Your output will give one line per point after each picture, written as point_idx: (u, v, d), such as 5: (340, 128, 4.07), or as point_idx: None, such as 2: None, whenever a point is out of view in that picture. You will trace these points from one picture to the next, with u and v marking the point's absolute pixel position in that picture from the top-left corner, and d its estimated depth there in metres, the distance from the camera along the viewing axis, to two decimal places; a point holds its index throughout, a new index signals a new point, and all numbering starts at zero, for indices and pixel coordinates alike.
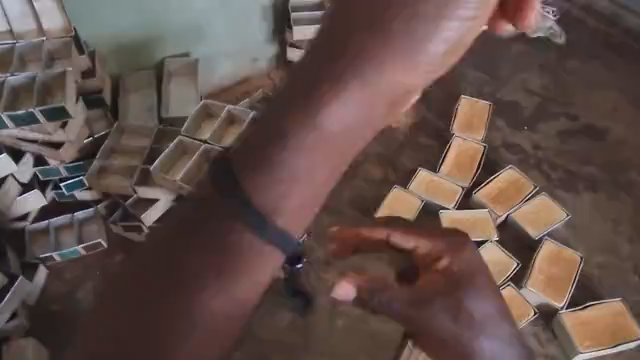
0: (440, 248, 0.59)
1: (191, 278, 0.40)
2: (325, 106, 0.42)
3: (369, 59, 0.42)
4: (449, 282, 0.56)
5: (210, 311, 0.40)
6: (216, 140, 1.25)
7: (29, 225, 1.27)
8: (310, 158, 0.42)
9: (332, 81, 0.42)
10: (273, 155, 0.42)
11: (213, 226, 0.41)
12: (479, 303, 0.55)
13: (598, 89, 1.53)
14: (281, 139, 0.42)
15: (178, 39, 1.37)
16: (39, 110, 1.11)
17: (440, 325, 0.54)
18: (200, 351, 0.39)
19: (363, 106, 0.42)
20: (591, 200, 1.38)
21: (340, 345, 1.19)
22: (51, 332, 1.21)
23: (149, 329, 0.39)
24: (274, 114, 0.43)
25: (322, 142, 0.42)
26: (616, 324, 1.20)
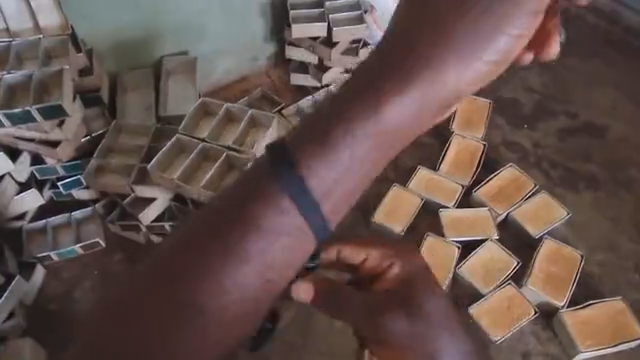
0: (389, 255, 0.57)
1: (200, 263, 0.35)
2: (377, 107, 0.37)
3: (430, 58, 0.37)
4: (400, 289, 0.54)
5: (222, 301, 0.34)
6: (214, 138, 1.25)
7: (27, 224, 1.26)
8: (355, 155, 0.37)
9: (388, 80, 0.37)
10: (318, 149, 0.37)
11: (234, 217, 0.36)
12: (430, 304, 0.54)
13: (598, 86, 1.53)
14: (325, 141, 0.37)
15: (176, 37, 1.36)
16: (36, 109, 1.10)
17: (394, 328, 0.53)
18: (207, 346, 0.34)
19: (422, 108, 0.37)
20: (591, 198, 1.38)
21: (339, 344, 1.19)
22: (48, 332, 1.20)
23: (153, 321, 0.34)
24: (320, 113, 0.38)
25: (373, 140, 0.37)
26: (616, 323, 1.19)
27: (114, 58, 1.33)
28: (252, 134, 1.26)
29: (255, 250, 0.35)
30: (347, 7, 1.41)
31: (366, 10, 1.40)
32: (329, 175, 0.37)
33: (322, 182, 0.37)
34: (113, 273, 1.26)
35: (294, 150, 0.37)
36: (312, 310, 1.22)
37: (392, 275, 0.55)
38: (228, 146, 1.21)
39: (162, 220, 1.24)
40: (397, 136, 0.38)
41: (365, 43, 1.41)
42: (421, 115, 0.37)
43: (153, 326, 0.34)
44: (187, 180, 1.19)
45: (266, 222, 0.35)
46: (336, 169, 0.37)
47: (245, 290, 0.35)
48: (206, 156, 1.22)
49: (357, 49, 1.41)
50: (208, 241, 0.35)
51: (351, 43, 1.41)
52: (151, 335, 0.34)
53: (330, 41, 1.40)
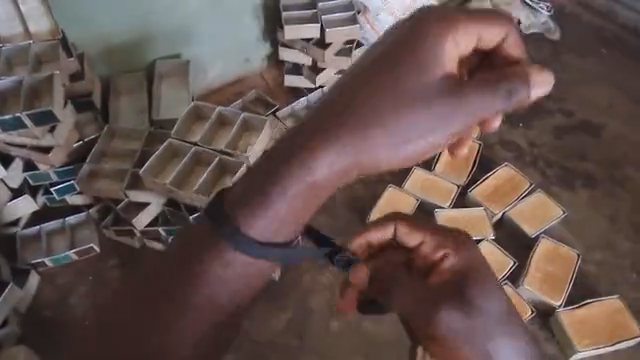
0: (445, 245, 0.59)
1: (190, 270, 0.51)
2: (314, 161, 0.49)
3: (361, 130, 0.48)
4: (452, 280, 0.57)
5: (207, 295, 0.51)
6: (207, 142, 1.24)
7: (20, 230, 1.25)
8: (288, 203, 0.50)
9: (324, 140, 0.48)
10: (261, 197, 0.50)
11: (213, 241, 0.51)
12: (486, 300, 0.56)
13: (593, 85, 1.52)
14: (276, 182, 0.50)
15: (168, 40, 1.35)
16: (26, 115, 1.10)
17: (448, 321, 0.55)
18: (194, 326, 0.50)
19: (349, 166, 0.49)
20: (587, 197, 1.37)
21: (335, 347, 1.18)
22: (44, 339, 1.19)
23: (157, 308, 0.51)
24: (277, 157, 0.50)
25: (302, 194, 0.50)
26: (614, 322, 1.19)
27: (106, 63, 1.32)
28: (245, 138, 1.25)
29: (216, 282, 0.51)
30: (340, 8, 1.40)
31: (358, 11, 1.39)
32: (266, 217, 0.50)
33: (262, 225, 0.50)
34: (108, 279, 1.26)
35: (249, 191, 0.51)
36: (308, 313, 1.22)
37: (446, 267, 0.58)
38: (221, 150, 1.21)
39: (156, 225, 1.23)
40: (321, 191, 0.50)
41: (358, 43, 1.42)
42: (348, 170, 0.49)
43: (154, 325, 0.50)
44: (179, 185, 1.19)
45: (220, 262, 0.51)
46: (272, 216, 0.50)
47: (209, 307, 0.51)
48: (199, 160, 1.22)
49: (351, 50, 1.41)
50: (194, 253, 0.51)
51: (345, 43, 1.41)
52: (157, 316, 0.50)
53: (323, 43, 1.40)
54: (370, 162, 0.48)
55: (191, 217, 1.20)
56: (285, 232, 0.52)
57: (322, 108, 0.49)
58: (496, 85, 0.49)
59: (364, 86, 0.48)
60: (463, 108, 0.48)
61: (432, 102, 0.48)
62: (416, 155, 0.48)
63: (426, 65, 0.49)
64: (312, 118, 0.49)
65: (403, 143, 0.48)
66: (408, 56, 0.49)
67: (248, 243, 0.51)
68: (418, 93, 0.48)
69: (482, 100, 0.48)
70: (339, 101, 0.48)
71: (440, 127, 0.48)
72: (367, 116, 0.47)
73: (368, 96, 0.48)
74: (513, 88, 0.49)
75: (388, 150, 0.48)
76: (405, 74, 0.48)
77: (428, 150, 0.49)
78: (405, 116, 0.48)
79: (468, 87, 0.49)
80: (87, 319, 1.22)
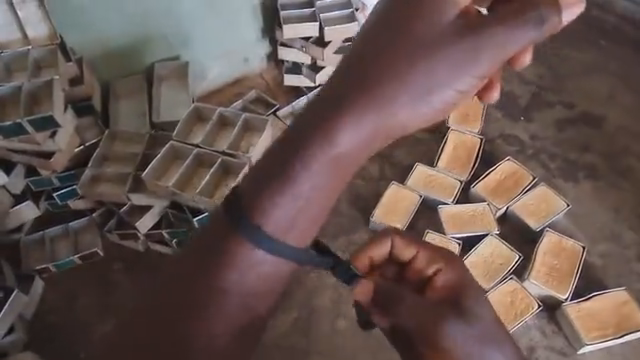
0: (437, 260, 0.63)
1: (222, 263, 0.53)
2: (338, 133, 0.50)
3: (382, 95, 0.49)
4: (448, 291, 0.60)
5: (244, 285, 0.53)
6: (209, 144, 1.23)
7: (25, 236, 1.25)
8: (312, 182, 0.51)
9: (345, 112, 0.49)
10: (286, 175, 0.51)
11: (240, 233, 0.53)
12: (481, 307, 0.60)
13: (594, 76, 1.52)
14: (298, 159, 0.51)
15: (167, 43, 1.35)
16: (27, 121, 1.10)
17: (451, 329, 0.57)
18: (236, 315, 0.53)
19: (374, 132, 0.50)
20: (591, 189, 1.37)
21: (343, 345, 1.18)
22: (50, 344, 1.19)
23: (195, 301, 0.53)
24: (296, 136, 0.51)
25: (329, 168, 0.51)
26: (622, 314, 1.18)
27: (105, 66, 1.32)
28: (247, 138, 1.24)
29: (239, 282, 0.53)
30: (338, 6, 1.40)
31: (357, 8, 1.39)
32: (290, 201, 0.52)
33: (283, 209, 0.52)
34: (114, 282, 1.25)
35: (271, 173, 0.52)
36: (314, 312, 1.21)
37: (441, 280, 0.62)
38: (222, 151, 1.20)
39: (160, 228, 1.23)
40: (349, 163, 0.52)
41: None
42: (374, 136, 0.50)
43: (196, 316, 0.53)
44: (182, 188, 1.18)
45: (242, 259, 0.53)
46: (297, 193, 0.51)
47: (245, 296, 0.53)
48: (201, 162, 1.21)
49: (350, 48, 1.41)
50: (223, 247, 0.53)
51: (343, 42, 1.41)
52: (197, 307, 0.53)
53: (323, 41, 1.39)
54: (396, 124, 0.50)
55: (195, 219, 1.19)
56: (314, 208, 0.53)
57: (339, 80, 0.50)
58: (524, 14, 0.49)
59: (378, 49, 0.50)
60: (485, 52, 0.49)
61: (452, 51, 0.49)
62: (445, 105, 0.49)
63: (438, 15, 0.50)
64: (328, 94, 0.51)
65: (428, 97, 0.49)
66: (419, 9, 0.50)
67: (268, 240, 0.52)
68: (430, 51, 0.49)
69: (503, 39, 0.49)
70: (355, 70, 0.50)
71: (465, 73, 0.49)
72: (386, 79, 0.49)
73: (385, 59, 0.49)
74: (541, 16, 0.49)
75: (415, 107, 0.49)
76: (420, 29, 0.50)
77: (455, 100, 0.50)
78: (428, 70, 0.49)
79: (486, 28, 0.49)
80: (94, 323, 1.21)
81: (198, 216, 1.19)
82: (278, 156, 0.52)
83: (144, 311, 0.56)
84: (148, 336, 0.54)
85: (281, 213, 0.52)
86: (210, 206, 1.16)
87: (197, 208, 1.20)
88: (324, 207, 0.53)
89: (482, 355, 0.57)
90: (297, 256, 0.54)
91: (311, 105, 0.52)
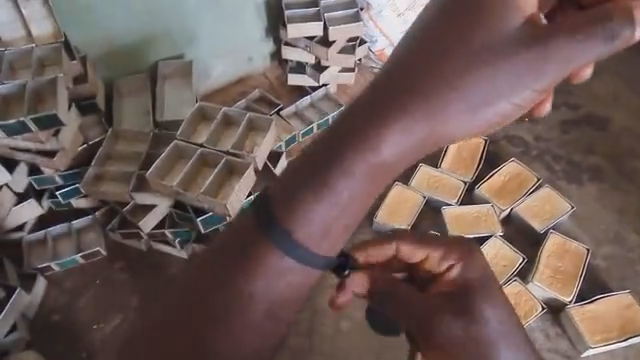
0: (450, 256, 0.66)
1: (248, 269, 0.52)
2: (384, 140, 0.48)
3: (435, 102, 0.47)
4: (457, 292, 0.64)
5: (270, 292, 0.52)
6: (213, 143, 1.22)
7: (27, 235, 1.25)
8: (352, 188, 0.50)
9: (393, 118, 0.48)
10: (325, 179, 0.50)
11: (270, 239, 0.52)
12: (489, 308, 0.64)
13: (598, 78, 1.51)
14: (340, 164, 0.50)
15: (171, 41, 1.34)
16: (31, 119, 1.08)
17: (452, 330, 0.63)
18: (263, 319, 0.53)
19: (423, 140, 0.48)
20: (595, 191, 1.36)
21: (345, 346, 1.18)
22: (52, 343, 1.19)
23: (219, 307, 0.52)
24: (340, 139, 0.50)
25: (369, 174, 0.50)
26: (626, 317, 1.18)
27: (109, 64, 1.32)
28: (251, 138, 1.23)
29: (266, 289, 0.52)
30: (342, 6, 1.39)
31: (361, 8, 1.39)
32: (327, 206, 0.51)
33: (320, 215, 0.51)
34: (116, 282, 1.25)
35: (312, 174, 0.51)
36: (316, 313, 1.21)
37: (451, 276, 0.65)
38: (227, 151, 1.20)
39: (163, 227, 1.22)
40: (389, 171, 0.50)
41: (361, 40, 1.42)
42: (421, 145, 0.49)
43: (219, 323, 0.52)
44: (186, 187, 1.18)
45: (271, 268, 0.52)
46: (337, 198, 0.51)
47: (271, 303, 0.52)
48: (205, 161, 1.20)
49: (354, 47, 1.41)
50: (252, 254, 0.52)
51: (347, 41, 1.41)
52: (221, 314, 0.52)
53: (327, 41, 1.38)
54: (444, 134, 0.48)
55: (198, 219, 1.18)
56: (350, 214, 0.52)
57: (388, 83, 0.49)
58: (592, 28, 0.47)
59: (432, 54, 0.48)
60: (550, 63, 0.47)
61: (512, 60, 0.47)
62: (497, 118, 0.48)
63: (500, 22, 0.48)
64: (376, 98, 0.49)
65: (480, 107, 0.47)
66: (479, 14, 0.48)
67: (299, 247, 0.52)
68: (491, 59, 0.47)
69: (570, 52, 0.47)
70: (405, 75, 0.48)
71: (524, 86, 0.47)
72: (439, 86, 0.47)
73: (440, 65, 0.48)
74: (610, 30, 0.46)
75: (465, 117, 0.47)
76: (479, 36, 0.48)
77: (509, 113, 0.48)
78: (486, 78, 0.47)
79: (552, 39, 0.47)
80: (95, 322, 1.21)
81: (202, 217, 1.18)
82: (316, 160, 0.51)
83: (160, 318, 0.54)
84: (162, 343, 0.53)
85: (320, 218, 0.51)
86: (213, 206, 1.15)
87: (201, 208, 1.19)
88: (359, 214, 0.52)
89: (484, 351, 0.63)
90: (323, 264, 0.53)
91: (356, 106, 0.50)
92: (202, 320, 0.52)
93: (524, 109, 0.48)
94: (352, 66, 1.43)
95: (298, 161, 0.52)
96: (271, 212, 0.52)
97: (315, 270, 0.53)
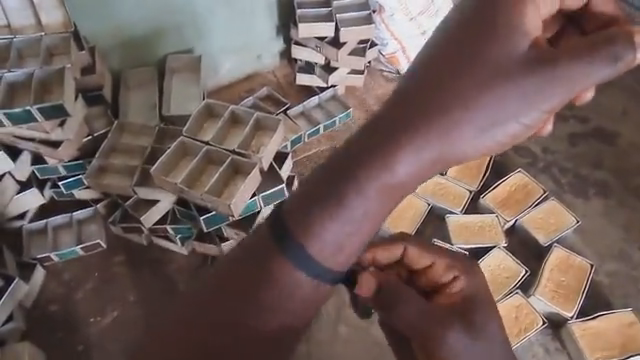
0: (454, 268, 0.67)
1: (267, 275, 0.52)
2: (398, 160, 0.48)
3: (447, 122, 0.47)
4: (461, 301, 0.66)
5: (286, 299, 0.52)
6: (219, 141, 1.21)
7: (27, 224, 1.24)
8: (366, 206, 0.50)
9: (407, 138, 0.48)
10: (340, 196, 0.50)
11: (287, 248, 0.52)
12: (488, 321, 0.65)
13: (609, 91, 1.50)
14: (355, 182, 0.49)
15: (179, 35, 1.34)
16: (36, 108, 1.07)
17: (453, 339, 0.63)
18: (276, 326, 0.52)
19: (436, 160, 0.48)
20: (601, 206, 1.35)
21: (343, 351, 1.17)
22: (48, 334, 1.18)
23: (235, 311, 0.52)
24: (355, 158, 0.50)
25: (383, 193, 0.50)
26: (627, 335, 1.17)
27: (118, 56, 1.31)
28: (258, 137, 1.22)
29: (283, 295, 0.52)
30: (355, 7, 1.37)
31: (373, 10, 1.38)
32: (340, 224, 0.51)
33: (334, 232, 0.51)
34: (116, 275, 1.25)
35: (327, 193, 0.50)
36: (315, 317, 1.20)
37: (457, 287, 0.67)
38: (233, 150, 1.18)
39: (164, 223, 1.21)
40: (401, 190, 0.50)
41: (372, 43, 1.41)
42: (435, 164, 0.48)
43: (234, 327, 0.51)
44: (190, 185, 1.16)
45: (288, 278, 0.52)
46: (351, 215, 0.50)
47: (286, 310, 0.52)
48: (210, 159, 1.19)
49: (364, 50, 1.40)
50: (267, 260, 0.53)
51: (359, 43, 1.39)
52: (237, 319, 0.52)
53: (338, 42, 1.37)
54: (455, 155, 0.48)
55: (201, 218, 1.17)
56: (363, 232, 0.51)
57: (398, 102, 0.48)
58: (596, 51, 0.47)
59: (446, 73, 0.48)
60: (557, 86, 0.47)
61: (522, 82, 0.47)
62: (507, 138, 0.48)
63: (509, 44, 0.48)
64: (390, 117, 0.48)
65: (490, 128, 0.47)
66: (488, 36, 0.49)
67: (313, 262, 0.52)
68: (502, 80, 0.47)
69: (576, 74, 0.47)
70: (418, 96, 0.48)
71: (533, 106, 0.47)
72: (449, 107, 0.47)
73: (452, 86, 0.47)
74: (613, 54, 0.48)
75: (475, 138, 0.47)
76: (491, 58, 0.48)
77: (519, 133, 0.48)
78: (497, 99, 0.47)
79: (559, 61, 0.47)
80: (93, 315, 1.20)
81: (205, 215, 1.17)
82: (330, 177, 0.51)
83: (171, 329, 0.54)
84: (174, 348, 0.52)
85: (332, 234, 0.51)
86: (217, 204, 1.14)
87: (204, 206, 1.18)
88: (372, 231, 0.52)
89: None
90: (333, 278, 0.53)
91: (370, 125, 0.49)
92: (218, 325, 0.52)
93: (534, 128, 0.48)
94: (362, 68, 1.41)
95: (313, 177, 0.52)
96: (284, 226, 0.52)
97: (326, 286, 0.53)
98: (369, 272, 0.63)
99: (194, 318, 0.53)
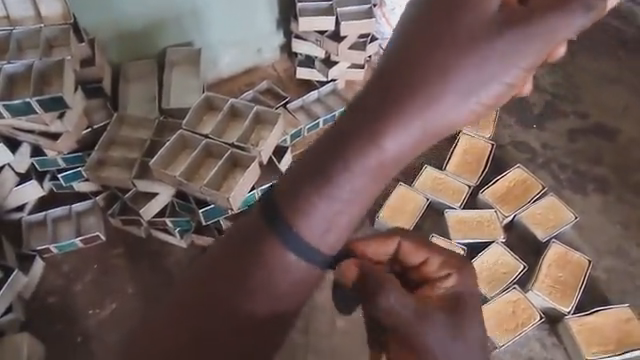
0: (449, 265, 0.64)
1: (259, 258, 0.54)
2: (384, 137, 0.48)
3: (429, 94, 0.47)
4: (450, 299, 0.62)
5: (276, 283, 0.54)
6: (218, 134, 1.21)
7: (26, 216, 1.25)
8: (354, 184, 0.51)
9: (391, 114, 0.48)
10: (328, 177, 0.51)
11: (278, 230, 0.54)
12: (475, 326, 0.61)
13: (610, 87, 1.49)
14: (343, 161, 0.50)
15: (179, 28, 1.33)
16: (36, 100, 1.07)
17: (433, 337, 0.59)
18: (265, 309, 0.54)
19: (423, 133, 0.48)
20: (599, 202, 1.35)
21: (340, 344, 1.18)
22: (47, 326, 1.19)
23: (227, 294, 0.54)
24: (341, 138, 0.50)
25: (373, 172, 0.50)
26: (624, 331, 1.17)
27: (118, 48, 1.31)
28: (258, 130, 1.22)
29: (273, 279, 0.54)
30: (356, 1, 1.36)
31: (374, 4, 1.37)
32: (327, 204, 0.52)
33: (322, 212, 0.52)
34: (114, 267, 1.25)
35: (315, 172, 0.52)
36: (313, 310, 1.20)
37: (447, 284, 0.63)
38: (232, 143, 1.18)
39: (163, 216, 1.21)
40: (392, 166, 0.50)
41: (373, 38, 1.39)
42: (423, 137, 0.48)
43: (225, 309, 0.53)
44: (189, 178, 1.16)
45: (278, 262, 0.54)
46: (339, 194, 0.51)
47: (277, 293, 0.54)
48: (209, 153, 1.19)
49: (365, 44, 1.38)
50: (259, 245, 0.54)
51: (359, 37, 1.38)
52: (228, 301, 0.54)
53: (338, 36, 1.36)
54: (442, 125, 0.48)
55: (200, 211, 1.17)
56: (353, 210, 0.53)
57: (378, 79, 0.48)
58: (564, 5, 0.45)
59: (421, 46, 0.48)
60: (532, 44, 0.46)
61: (497, 45, 0.46)
62: (492, 102, 0.47)
63: (480, 9, 0.47)
64: (371, 96, 0.49)
65: (473, 95, 0.46)
66: (456, 3, 0.48)
67: (304, 246, 0.54)
68: (476, 47, 0.47)
69: (550, 29, 0.46)
70: (396, 71, 0.48)
71: (512, 67, 0.46)
72: (428, 80, 0.47)
73: (429, 59, 0.47)
74: (586, 4, 0.45)
75: (457, 106, 0.47)
76: (462, 26, 0.47)
77: (503, 95, 0.47)
78: (476, 65, 0.46)
79: (532, 18, 0.46)
80: (92, 307, 1.21)
81: (204, 208, 1.17)
82: (318, 158, 0.52)
83: (164, 318, 0.55)
84: (168, 327, 0.55)
85: (321, 213, 0.52)
86: (216, 198, 1.14)
87: (203, 199, 1.18)
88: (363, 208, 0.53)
89: None
90: (323, 262, 0.55)
91: (353, 105, 0.50)
92: (209, 307, 0.54)
93: (517, 89, 0.47)
94: (362, 63, 1.41)
95: (302, 160, 0.53)
96: (273, 209, 0.54)
97: (317, 269, 0.55)
98: (352, 259, 0.61)
99: (187, 298, 0.55)
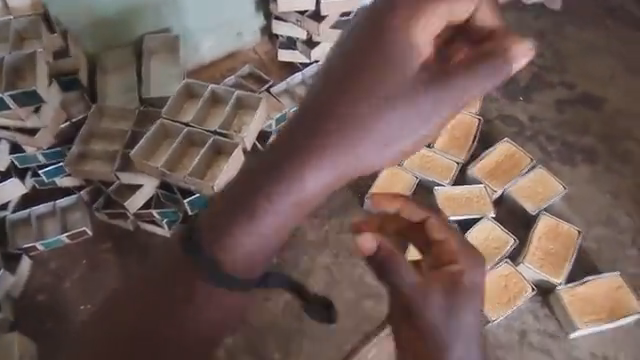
0: (465, 252, 0.57)
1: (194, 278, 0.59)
2: (300, 179, 0.51)
3: (341, 144, 0.49)
4: (454, 285, 0.55)
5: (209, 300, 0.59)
6: (200, 122, 1.18)
7: (10, 214, 1.22)
8: (276, 222, 0.54)
9: (306, 162, 0.50)
10: (250, 212, 0.55)
11: (206, 254, 0.58)
12: (472, 313, 0.55)
13: (596, 57, 1.48)
14: (264, 202, 0.54)
15: (155, 15, 1.30)
16: (8, 95, 1.06)
17: (430, 318, 0.55)
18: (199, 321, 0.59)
19: (335, 179, 0.50)
20: (588, 173, 1.35)
21: (335, 326, 1.18)
22: (38, 324, 1.18)
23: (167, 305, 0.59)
24: (263, 178, 0.53)
25: (290, 210, 0.53)
26: (615, 298, 1.18)
27: (93, 38, 1.28)
28: (240, 116, 1.20)
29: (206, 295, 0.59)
30: None
31: None
32: (253, 236, 0.56)
33: (246, 243, 0.56)
34: (103, 262, 1.23)
35: (238, 207, 0.55)
36: None
37: (458, 268, 0.56)
38: (214, 131, 1.15)
39: (149, 208, 1.19)
40: (307, 205, 0.53)
41: (355, 15, 1.36)
42: (336, 182, 0.51)
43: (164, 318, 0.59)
44: (172, 168, 1.14)
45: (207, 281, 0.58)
46: (262, 228, 0.55)
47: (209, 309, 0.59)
48: (192, 141, 1.16)
49: (347, 22, 1.35)
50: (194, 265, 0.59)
51: (341, 16, 1.35)
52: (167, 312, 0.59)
53: (319, 15, 1.33)
54: (354, 172, 0.50)
55: (185, 202, 1.16)
56: (271, 242, 0.57)
57: (294, 128, 0.51)
58: (474, 67, 0.47)
59: (335, 97, 0.48)
60: (446, 101, 0.47)
61: (409, 100, 0.47)
62: (400, 156, 0.49)
63: (397, 63, 0.47)
64: (287, 144, 0.51)
65: (385, 147, 0.48)
66: (372, 57, 0.48)
67: (228, 271, 0.58)
68: (389, 99, 0.47)
69: (461, 88, 0.47)
70: (313, 120, 0.49)
71: (422, 122, 0.47)
72: (340, 131, 0.48)
73: (341, 111, 0.48)
74: (493, 69, 0.47)
75: (367, 159, 0.49)
76: (377, 81, 0.48)
77: (412, 148, 0.49)
78: (388, 119, 0.47)
79: (449, 76, 0.47)
80: (82, 303, 1.20)
81: (189, 199, 1.15)
82: (241, 194, 0.55)
83: (125, 305, 0.61)
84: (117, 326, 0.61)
85: (246, 245, 0.56)
86: (201, 187, 1.12)
87: (188, 189, 1.16)
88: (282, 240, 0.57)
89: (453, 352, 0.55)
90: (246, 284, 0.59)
91: (274, 149, 0.53)
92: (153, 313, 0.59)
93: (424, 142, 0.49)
94: None
95: (229, 192, 0.57)
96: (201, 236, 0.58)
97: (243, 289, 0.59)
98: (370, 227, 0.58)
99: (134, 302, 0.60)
